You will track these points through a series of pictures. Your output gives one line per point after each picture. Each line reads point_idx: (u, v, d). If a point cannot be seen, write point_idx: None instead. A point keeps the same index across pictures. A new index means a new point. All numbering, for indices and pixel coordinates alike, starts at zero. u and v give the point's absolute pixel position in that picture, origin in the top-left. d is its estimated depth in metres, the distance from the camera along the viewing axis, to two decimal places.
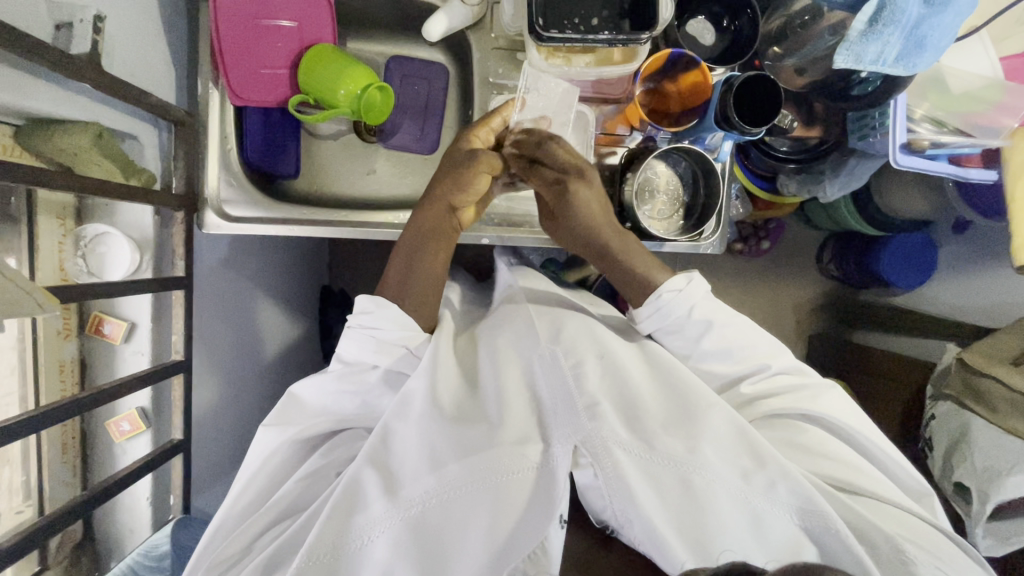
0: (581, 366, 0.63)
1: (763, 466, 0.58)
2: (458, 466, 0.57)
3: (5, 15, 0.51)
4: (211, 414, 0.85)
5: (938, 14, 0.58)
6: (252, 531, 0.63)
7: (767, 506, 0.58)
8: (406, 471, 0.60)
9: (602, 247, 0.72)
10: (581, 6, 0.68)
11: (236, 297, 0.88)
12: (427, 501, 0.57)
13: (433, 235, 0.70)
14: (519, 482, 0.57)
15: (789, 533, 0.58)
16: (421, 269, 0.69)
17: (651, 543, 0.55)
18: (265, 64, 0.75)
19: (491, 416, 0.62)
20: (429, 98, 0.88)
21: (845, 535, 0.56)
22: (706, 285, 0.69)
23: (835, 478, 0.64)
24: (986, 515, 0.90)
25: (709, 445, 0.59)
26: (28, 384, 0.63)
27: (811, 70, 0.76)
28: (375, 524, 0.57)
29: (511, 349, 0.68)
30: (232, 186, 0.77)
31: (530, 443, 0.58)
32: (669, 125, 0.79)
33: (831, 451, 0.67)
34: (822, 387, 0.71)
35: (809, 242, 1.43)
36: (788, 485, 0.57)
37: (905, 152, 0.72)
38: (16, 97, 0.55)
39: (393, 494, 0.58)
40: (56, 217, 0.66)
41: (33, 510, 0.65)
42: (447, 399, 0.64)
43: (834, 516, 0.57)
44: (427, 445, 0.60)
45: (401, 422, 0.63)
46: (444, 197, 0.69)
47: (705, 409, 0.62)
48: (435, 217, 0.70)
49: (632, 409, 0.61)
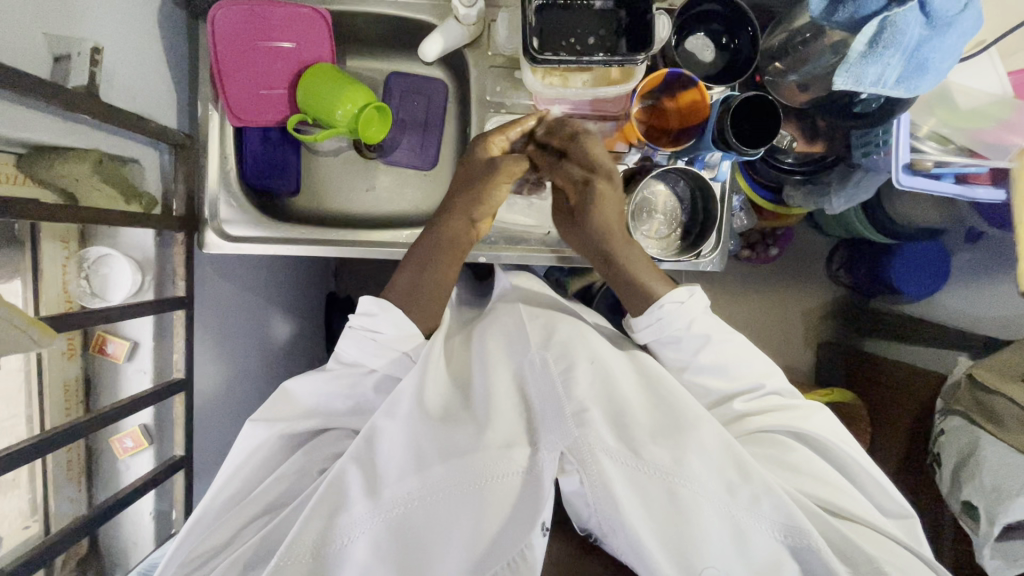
0: (572, 370, 0.63)
1: (748, 480, 0.58)
2: (443, 468, 0.57)
3: (3, 52, 0.52)
4: (214, 426, 0.86)
5: (940, 36, 0.57)
6: (236, 523, 0.63)
7: (751, 520, 0.57)
8: (391, 472, 0.59)
9: (608, 250, 0.72)
10: (578, 26, 0.69)
11: (238, 309, 0.89)
12: (409, 503, 0.57)
13: (448, 250, 0.71)
14: (505, 486, 0.57)
15: (770, 549, 0.57)
16: (433, 275, 0.70)
17: (634, 555, 0.55)
18: (263, 85, 0.76)
19: (477, 416, 0.62)
20: (428, 115, 0.88)
21: (826, 555, 0.56)
22: (706, 301, 0.70)
23: (823, 498, 0.64)
24: (994, 534, 0.88)
25: (697, 457, 0.58)
26: (34, 405, 0.65)
27: (814, 88, 0.75)
28: (356, 525, 0.57)
29: (502, 352, 0.69)
30: (233, 206, 0.78)
31: (517, 447, 0.58)
32: (668, 142, 0.77)
33: (812, 469, 0.66)
34: (811, 409, 0.71)
35: (819, 248, 1.41)
36: (772, 501, 0.57)
37: (908, 173, 0.70)
38: (17, 131, 0.56)
39: (375, 495, 0.58)
40: (60, 240, 0.67)
41: (38, 526, 0.67)
42: (434, 403, 0.64)
43: (814, 533, 0.57)
44: (413, 445, 0.60)
45: (388, 420, 0.62)
46: (464, 211, 0.71)
47: (693, 421, 0.61)
48: (454, 230, 0.71)
49: (621, 416, 0.61)
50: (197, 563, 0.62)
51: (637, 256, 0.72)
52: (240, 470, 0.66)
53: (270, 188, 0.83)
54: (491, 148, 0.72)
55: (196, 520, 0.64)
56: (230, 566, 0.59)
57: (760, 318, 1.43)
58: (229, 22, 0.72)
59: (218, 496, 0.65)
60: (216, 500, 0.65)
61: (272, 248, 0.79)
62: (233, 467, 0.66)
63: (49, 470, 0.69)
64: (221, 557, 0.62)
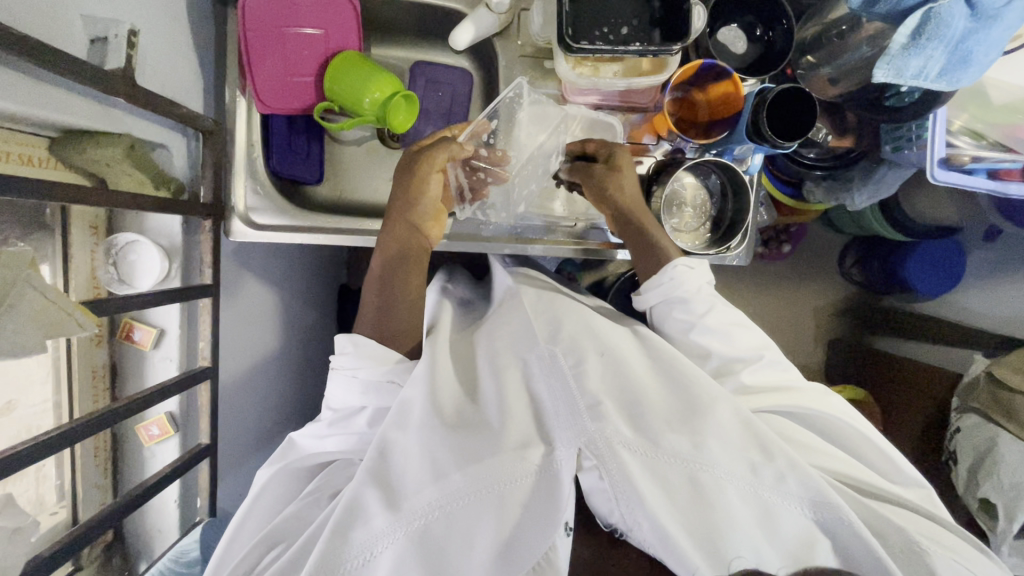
0: (582, 364, 0.63)
1: (771, 459, 0.58)
2: (460, 477, 0.56)
3: (41, 33, 0.51)
4: (239, 415, 0.86)
5: (985, 29, 0.56)
6: (254, 554, 0.62)
7: (778, 499, 0.57)
8: (408, 482, 0.57)
9: (637, 224, 0.74)
10: (612, 15, 0.68)
11: (259, 298, 0.89)
12: (430, 514, 0.55)
13: (401, 260, 0.71)
14: (522, 486, 0.56)
15: (801, 526, 0.58)
16: (399, 294, 0.70)
17: (662, 546, 0.54)
18: (292, 71, 0.75)
19: (492, 422, 0.61)
20: (452, 104, 0.88)
21: (859, 527, 0.56)
22: (710, 276, 0.73)
23: (839, 473, 0.64)
24: (1013, 532, 0.89)
25: (715, 440, 0.58)
26: (62, 392, 0.65)
27: (844, 81, 0.74)
28: (378, 539, 0.55)
29: (509, 353, 0.68)
30: (258, 194, 0.77)
31: (532, 446, 0.57)
32: (698, 135, 0.77)
33: (824, 449, 0.66)
34: (817, 393, 0.70)
35: (834, 246, 1.41)
36: (798, 478, 0.57)
37: (942, 167, 0.70)
38: (56, 114, 0.56)
39: (394, 507, 0.56)
40: (89, 226, 0.67)
41: (66, 512, 0.67)
42: (447, 406, 0.63)
43: (844, 505, 0.57)
44: (427, 454, 0.58)
45: (399, 431, 0.61)
46: (405, 217, 0.71)
47: (709, 403, 0.61)
48: (399, 238, 0.71)
49: (635, 407, 0.60)
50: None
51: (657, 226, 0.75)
52: (260, 502, 0.67)
53: (297, 176, 0.82)
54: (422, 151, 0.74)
55: (228, 548, 0.65)
56: None
57: (772, 316, 1.43)
58: (259, 7, 0.72)
59: (248, 516, 0.67)
60: (237, 536, 0.66)
61: (298, 237, 0.78)
62: (248, 504, 0.67)
63: (78, 457, 0.69)
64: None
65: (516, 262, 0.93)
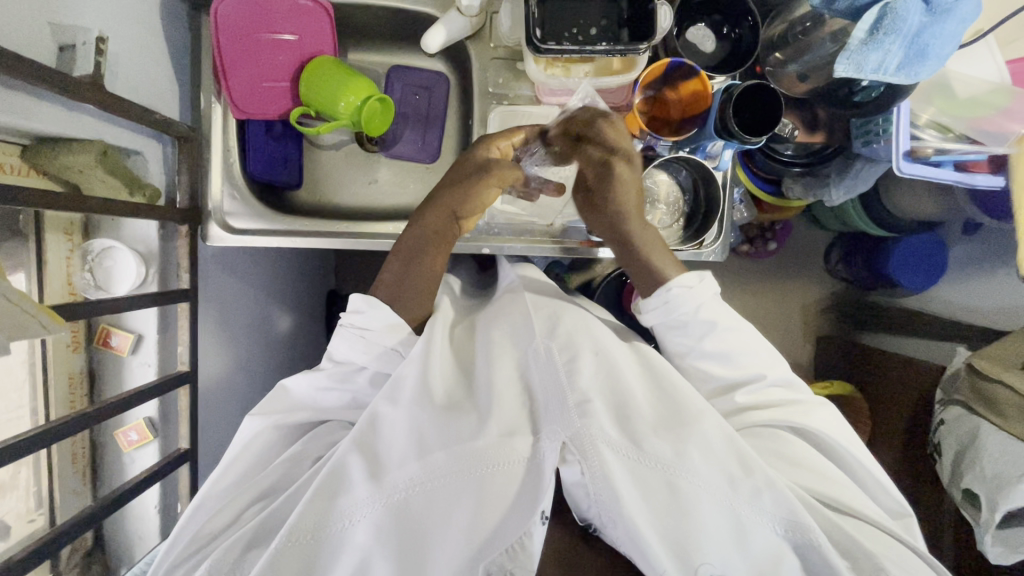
0: (576, 361, 0.63)
1: (750, 474, 0.57)
2: (445, 454, 0.57)
3: (8, 39, 0.52)
4: (220, 420, 0.86)
5: (939, 23, 0.57)
6: (236, 507, 0.64)
7: (751, 514, 0.57)
8: (393, 457, 0.59)
9: (625, 235, 0.71)
10: (580, 16, 0.69)
11: (241, 302, 0.89)
12: (410, 488, 0.56)
13: (433, 241, 0.69)
14: (504, 473, 0.56)
15: (770, 542, 0.57)
16: (420, 268, 0.69)
17: (633, 546, 0.55)
18: (266, 77, 0.76)
19: (480, 405, 0.62)
20: (430, 108, 0.89)
21: (826, 549, 0.56)
22: (716, 286, 0.68)
23: (824, 494, 0.64)
24: (996, 523, 0.89)
25: (697, 448, 0.58)
26: (39, 397, 0.65)
27: (813, 77, 0.75)
28: (358, 508, 0.57)
29: (506, 339, 0.68)
30: (236, 199, 0.78)
31: (518, 435, 0.58)
32: (669, 132, 0.78)
33: (816, 465, 0.67)
34: (812, 404, 0.70)
35: (819, 243, 1.41)
36: (774, 495, 0.57)
37: (908, 159, 0.71)
38: (24, 120, 0.56)
39: (377, 479, 0.57)
40: (64, 232, 0.67)
41: (44, 519, 0.68)
42: (439, 390, 0.64)
43: (816, 528, 0.56)
44: (415, 432, 0.59)
45: (389, 406, 0.62)
46: (450, 205, 0.69)
47: (696, 416, 0.61)
48: (439, 222, 0.70)
49: (623, 409, 0.61)
50: (201, 545, 0.63)
51: (653, 241, 0.71)
52: (235, 463, 0.66)
53: (273, 180, 0.82)
54: (492, 151, 0.72)
55: (198, 504, 0.65)
56: (229, 547, 0.59)
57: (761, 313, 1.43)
58: (231, 14, 0.72)
59: (223, 475, 0.65)
60: (216, 485, 0.65)
61: (273, 240, 0.79)
62: (225, 463, 0.66)
63: (55, 463, 0.69)
64: (220, 541, 0.62)
65: (516, 258, 0.93)
